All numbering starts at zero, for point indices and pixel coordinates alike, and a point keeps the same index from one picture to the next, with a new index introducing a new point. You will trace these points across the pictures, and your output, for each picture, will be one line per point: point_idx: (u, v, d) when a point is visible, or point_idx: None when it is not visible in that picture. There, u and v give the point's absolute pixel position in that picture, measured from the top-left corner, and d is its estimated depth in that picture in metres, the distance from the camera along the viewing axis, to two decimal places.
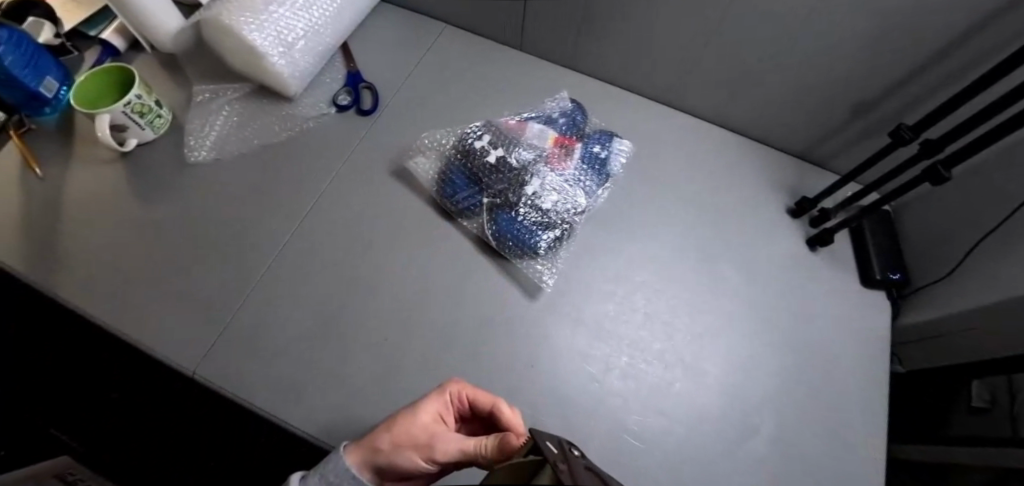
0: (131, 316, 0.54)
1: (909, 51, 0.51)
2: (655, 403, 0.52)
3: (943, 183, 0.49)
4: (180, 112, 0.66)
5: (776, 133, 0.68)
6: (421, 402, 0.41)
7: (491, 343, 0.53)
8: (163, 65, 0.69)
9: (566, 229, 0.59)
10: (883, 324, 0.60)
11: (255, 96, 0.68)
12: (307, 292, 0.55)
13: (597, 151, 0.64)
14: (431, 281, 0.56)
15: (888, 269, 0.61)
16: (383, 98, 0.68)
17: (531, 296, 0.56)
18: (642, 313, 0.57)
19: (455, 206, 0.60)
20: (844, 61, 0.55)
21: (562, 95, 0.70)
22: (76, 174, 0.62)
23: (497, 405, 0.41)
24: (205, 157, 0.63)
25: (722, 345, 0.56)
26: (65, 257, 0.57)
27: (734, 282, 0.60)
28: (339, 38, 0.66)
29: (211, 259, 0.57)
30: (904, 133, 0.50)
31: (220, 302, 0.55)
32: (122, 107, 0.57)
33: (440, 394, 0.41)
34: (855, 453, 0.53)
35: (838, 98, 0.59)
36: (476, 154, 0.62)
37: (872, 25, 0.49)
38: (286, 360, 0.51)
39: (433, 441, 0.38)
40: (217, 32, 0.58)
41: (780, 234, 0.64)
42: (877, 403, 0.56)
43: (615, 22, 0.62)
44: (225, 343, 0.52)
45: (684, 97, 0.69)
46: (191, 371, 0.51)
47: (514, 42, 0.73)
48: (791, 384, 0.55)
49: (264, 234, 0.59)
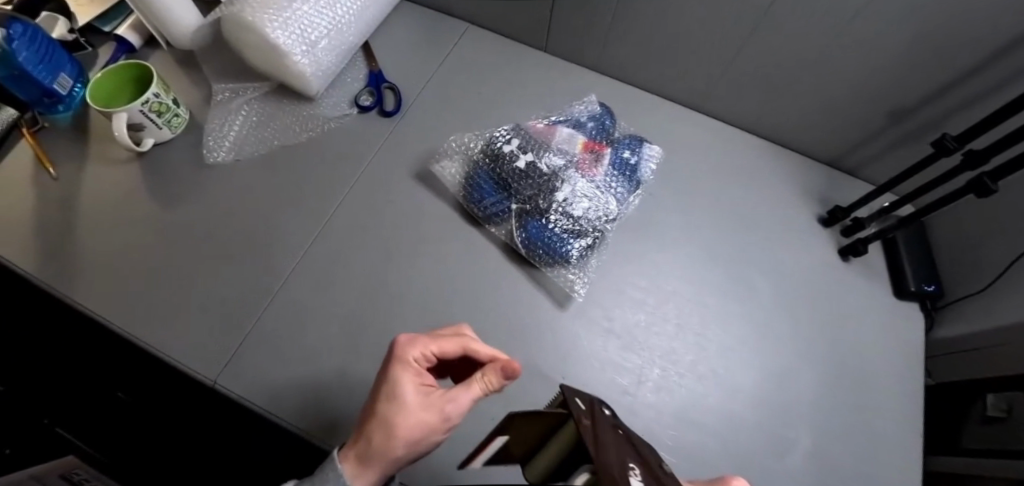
0: (150, 322, 0.52)
1: (955, 58, 0.49)
2: (689, 417, 0.51)
3: (989, 194, 0.48)
4: (198, 111, 0.65)
5: (808, 140, 0.66)
6: (394, 387, 0.34)
7: (522, 354, 0.52)
8: (180, 62, 0.68)
9: (597, 237, 0.58)
10: (917, 337, 0.59)
11: (275, 96, 0.66)
12: (332, 299, 0.54)
13: (627, 156, 0.63)
14: (459, 289, 0.55)
15: (923, 280, 0.60)
16: (406, 99, 0.67)
17: (561, 306, 0.55)
18: (674, 324, 0.55)
19: (483, 212, 0.58)
20: (883, 68, 0.53)
21: (589, 98, 0.68)
22: (91, 174, 0.60)
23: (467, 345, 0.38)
24: (224, 158, 0.61)
25: (757, 357, 0.55)
26: (80, 260, 0.55)
27: (767, 293, 0.59)
28: (362, 37, 0.65)
29: (232, 263, 0.56)
30: (948, 143, 0.49)
31: (240, 309, 0.53)
32: (140, 106, 0.55)
33: (406, 364, 0.35)
34: (893, 471, 0.52)
35: (876, 106, 0.58)
36: (505, 159, 0.60)
37: (916, 33, 0.48)
38: (311, 371, 0.50)
39: (443, 412, 0.34)
40: (239, 29, 0.57)
41: (811, 244, 0.63)
42: (914, 418, 0.54)
43: (645, 24, 0.60)
44: (247, 352, 0.51)
45: (713, 103, 0.68)
46: (211, 380, 0.49)
47: (539, 44, 0.71)
48: (827, 398, 0.54)
49: (286, 238, 0.57)
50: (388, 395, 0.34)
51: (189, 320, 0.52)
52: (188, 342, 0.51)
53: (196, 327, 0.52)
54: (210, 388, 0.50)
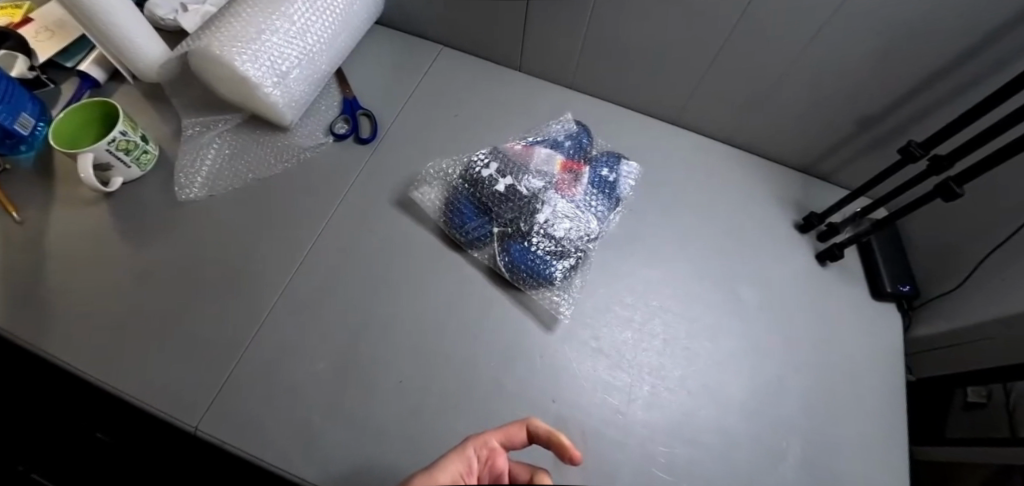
0: (125, 370, 0.50)
1: (917, 66, 0.51)
2: (683, 432, 0.51)
3: (956, 199, 0.49)
4: (168, 147, 0.63)
5: (780, 149, 0.68)
6: (442, 461, 0.35)
7: (512, 381, 0.51)
8: (147, 97, 0.66)
9: (580, 257, 0.58)
10: (896, 338, 0.60)
11: (247, 128, 0.65)
12: (318, 332, 0.53)
13: (605, 174, 0.64)
14: (447, 316, 0.55)
15: (898, 281, 0.61)
16: (382, 125, 0.66)
17: (548, 327, 0.55)
18: (661, 340, 0.56)
19: (464, 237, 0.58)
20: (854, 76, 0.55)
21: (565, 117, 0.69)
22: (57, 217, 0.58)
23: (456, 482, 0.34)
24: (197, 194, 0.60)
25: (744, 368, 0.56)
26: (46, 309, 0.53)
27: (750, 303, 0.60)
28: (335, 64, 0.64)
29: (208, 303, 0.54)
30: (914, 150, 0.51)
31: (220, 349, 0.51)
32: (107, 145, 0.54)
33: (462, 450, 0.36)
34: (882, 470, 0.53)
35: (844, 114, 0.60)
36: (484, 183, 0.61)
37: (879, 44, 0.50)
38: (299, 411, 0.48)
39: None
40: (209, 63, 0.56)
41: (790, 251, 0.64)
42: (899, 419, 0.55)
43: (617, 42, 0.61)
44: (231, 395, 0.49)
45: (688, 115, 0.69)
46: (193, 427, 0.47)
47: (513, 64, 0.72)
48: (815, 406, 0.55)
49: (266, 273, 0.56)
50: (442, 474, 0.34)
51: (168, 364, 0.50)
52: (169, 387, 0.49)
53: (175, 371, 0.50)
54: (192, 435, 0.48)
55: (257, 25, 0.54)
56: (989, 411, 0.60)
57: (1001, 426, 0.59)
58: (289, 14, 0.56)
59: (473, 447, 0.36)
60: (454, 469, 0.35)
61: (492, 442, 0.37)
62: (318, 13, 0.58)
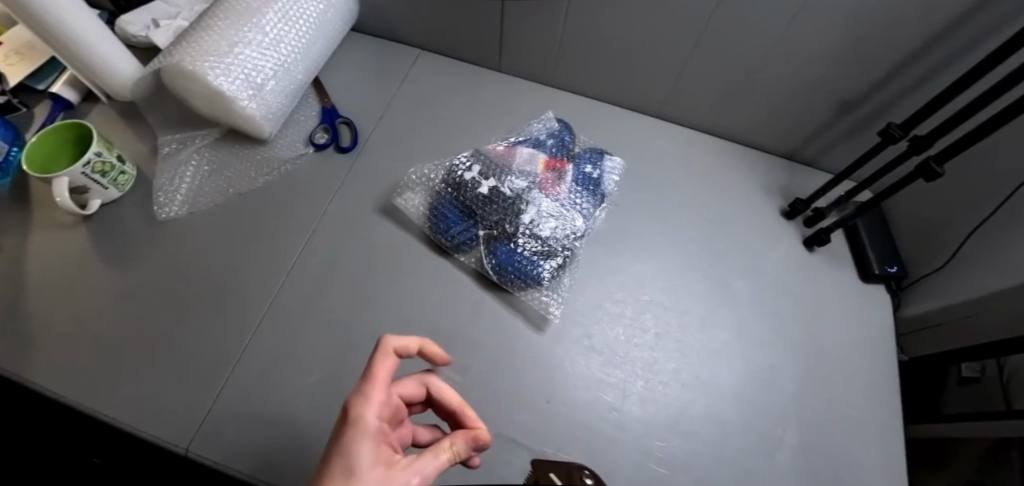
0: (112, 396, 0.49)
1: (891, 48, 0.51)
2: (679, 425, 0.51)
3: (937, 178, 0.49)
4: (146, 166, 0.62)
5: (762, 137, 0.68)
6: (358, 450, 0.31)
7: (505, 384, 0.51)
8: (122, 116, 0.65)
9: (567, 255, 0.58)
10: (886, 320, 0.60)
11: (225, 142, 0.64)
12: (306, 347, 0.52)
13: (589, 171, 0.64)
14: (436, 322, 0.54)
15: (885, 263, 0.62)
16: (362, 133, 0.66)
17: (539, 329, 0.54)
18: (653, 334, 0.56)
19: (450, 241, 0.57)
20: (831, 62, 0.55)
21: (547, 116, 0.69)
22: (35, 243, 0.57)
23: (376, 456, 0.32)
24: (177, 212, 0.59)
25: (737, 358, 0.55)
26: (28, 338, 0.52)
27: (739, 292, 0.60)
28: (311, 74, 0.63)
29: (191, 322, 0.53)
30: (894, 131, 0.51)
31: (207, 368, 0.51)
32: (82, 168, 0.53)
33: (363, 428, 0.32)
34: (877, 453, 0.53)
35: (824, 99, 0.60)
36: (467, 186, 0.60)
37: (854, 29, 0.50)
38: (291, 427, 0.48)
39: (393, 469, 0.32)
40: (181, 79, 0.55)
41: (778, 238, 0.64)
42: (892, 400, 0.56)
43: (595, 39, 0.61)
44: (218, 414, 0.48)
45: (669, 108, 0.69)
46: (183, 448, 0.47)
47: (492, 65, 0.71)
48: (808, 392, 0.55)
49: (252, 288, 0.55)
50: (347, 470, 0.30)
51: (155, 387, 0.50)
52: (158, 410, 0.49)
53: (162, 391, 0.49)
54: (183, 457, 0.48)
55: (228, 38, 0.54)
56: (981, 388, 0.62)
57: (994, 402, 0.60)
58: (261, 26, 0.56)
59: (371, 412, 0.33)
60: (367, 451, 0.31)
61: (380, 395, 0.34)
62: (291, 23, 0.58)
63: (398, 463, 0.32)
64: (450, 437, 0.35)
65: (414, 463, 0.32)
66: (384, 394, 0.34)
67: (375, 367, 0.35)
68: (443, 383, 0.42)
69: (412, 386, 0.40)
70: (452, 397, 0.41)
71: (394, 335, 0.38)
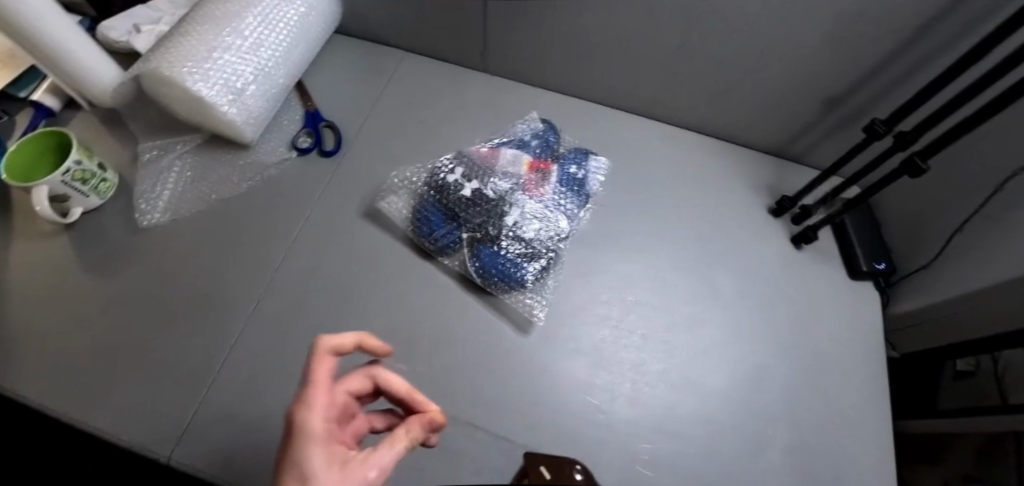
0: (93, 405, 0.49)
1: (875, 43, 0.51)
2: (665, 427, 0.51)
3: (922, 174, 0.48)
4: (128, 173, 0.62)
5: (750, 135, 0.68)
6: (308, 459, 0.31)
7: (489, 388, 0.51)
8: (104, 123, 0.65)
9: (551, 257, 0.58)
10: (874, 317, 0.60)
11: (208, 147, 0.64)
12: (290, 354, 0.52)
13: (574, 171, 0.63)
14: (420, 326, 0.54)
15: (874, 259, 0.61)
16: (346, 137, 0.65)
17: (524, 331, 0.54)
18: (639, 335, 0.55)
19: (434, 245, 0.57)
20: (815, 58, 0.54)
21: (531, 116, 0.68)
22: (17, 252, 0.57)
23: (326, 461, 0.31)
24: (159, 219, 0.59)
25: (724, 358, 0.55)
26: (10, 348, 0.51)
27: (726, 291, 0.59)
28: (294, 78, 0.63)
29: (173, 330, 0.53)
30: (878, 127, 0.50)
31: (189, 376, 0.50)
32: (61, 176, 0.52)
33: (309, 437, 0.31)
34: (867, 452, 0.52)
35: (810, 96, 0.59)
36: (450, 189, 0.60)
37: (837, 25, 0.50)
38: (274, 435, 0.47)
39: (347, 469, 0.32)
40: (160, 84, 0.55)
41: (766, 236, 0.63)
42: (881, 397, 0.55)
43: (578, 38, 0.61)
44: (200, 422, 0.48)
45: (655, 107, 0.68)
46: (165, 457, 0.46)
47: (477, 65, 0.71)
48: (796, 391, 0.54)
49: (234, 295, 0.55)
50: (298, 479, 0.30)
51: (137, 396, 0.49)
52: (140, 419, 0.48)
53: (143, 400, 0.49)
54: (165, 466, 0.47)
55: (208, 43, 0.54)
56: (978, 381, 0.61)
57: (990, 395, 0.58)
58: (241, 30, 0.55)
59: (314, 421, 0.31)
60: (318, 458, 0.31)
61: (323, 400, 0.33)
62: (272, 27, 0.57)
63: (352, 461, 0.32)
64: (404, 424, 0.35)
65: (369, 457, 0.32)
66: (326, 399, 0.33)
67: (312, 373, 0.33)
68: (391, 372, 0.40)
69: (358, 380, 0.39)
70: (400, 385, 0.39)
71: (330, 334, 0.35)
